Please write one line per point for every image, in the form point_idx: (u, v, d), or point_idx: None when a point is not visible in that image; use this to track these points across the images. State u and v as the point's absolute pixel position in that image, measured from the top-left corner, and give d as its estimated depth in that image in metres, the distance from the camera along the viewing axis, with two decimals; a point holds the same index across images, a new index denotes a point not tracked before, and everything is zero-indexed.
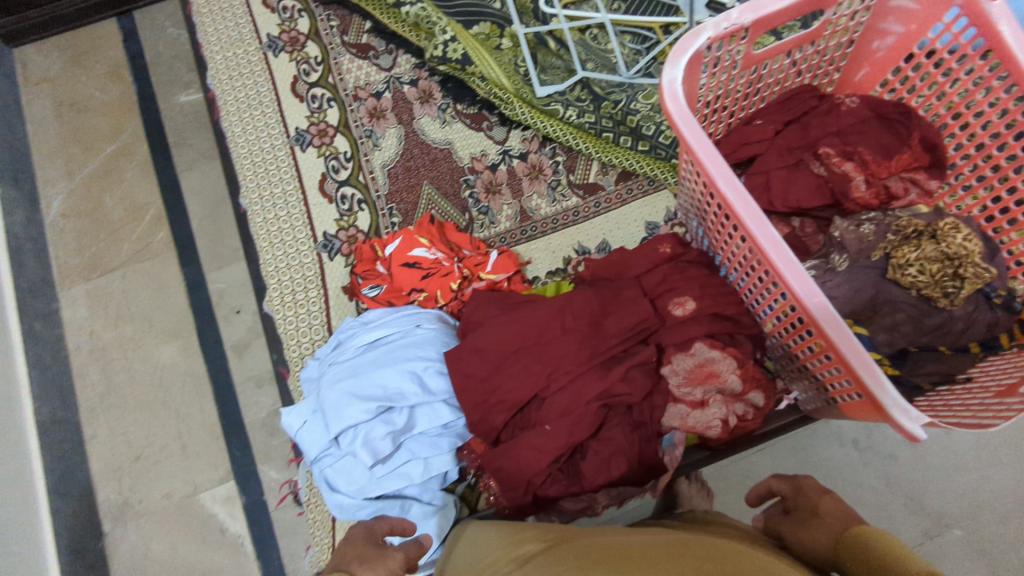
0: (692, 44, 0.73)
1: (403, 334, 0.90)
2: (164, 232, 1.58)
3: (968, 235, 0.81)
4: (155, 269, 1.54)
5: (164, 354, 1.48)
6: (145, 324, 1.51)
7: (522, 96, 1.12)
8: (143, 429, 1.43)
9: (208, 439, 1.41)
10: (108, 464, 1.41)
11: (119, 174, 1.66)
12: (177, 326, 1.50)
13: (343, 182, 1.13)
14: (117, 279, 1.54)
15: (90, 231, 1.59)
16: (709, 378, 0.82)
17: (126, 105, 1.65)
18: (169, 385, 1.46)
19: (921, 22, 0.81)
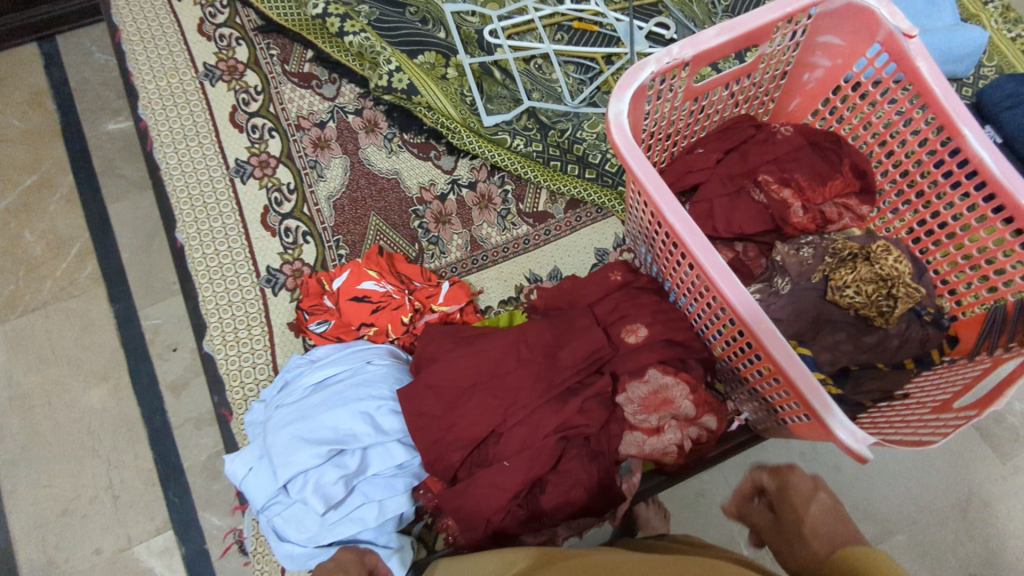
0: (636, 78, 0.75)
1: (353, 372, 0.87)
2: (92, 267, 1.53)
3: (898, 257, 0.86)
4: (82, 308, 1.49)
5: (93, 398, 1.43)
6: (72, 367, 1.45)
7: (469, 125, 1.12)
8: (71, 477, 1.36)
9: (144, 486, 1.36)
10: (33, 520, 1.34)
11: (41, 208, 1.57)
12: (107, 368, 1.45)
13: (287, 215, 1.10)
14: (41, 319, 1.48)
15: (11, 270, 1.52)
16: (664, 405, 0.83)
17: (50, 134, 1.62)
18: (98, 431, 1.40)
19: (847, 57, 0.85)
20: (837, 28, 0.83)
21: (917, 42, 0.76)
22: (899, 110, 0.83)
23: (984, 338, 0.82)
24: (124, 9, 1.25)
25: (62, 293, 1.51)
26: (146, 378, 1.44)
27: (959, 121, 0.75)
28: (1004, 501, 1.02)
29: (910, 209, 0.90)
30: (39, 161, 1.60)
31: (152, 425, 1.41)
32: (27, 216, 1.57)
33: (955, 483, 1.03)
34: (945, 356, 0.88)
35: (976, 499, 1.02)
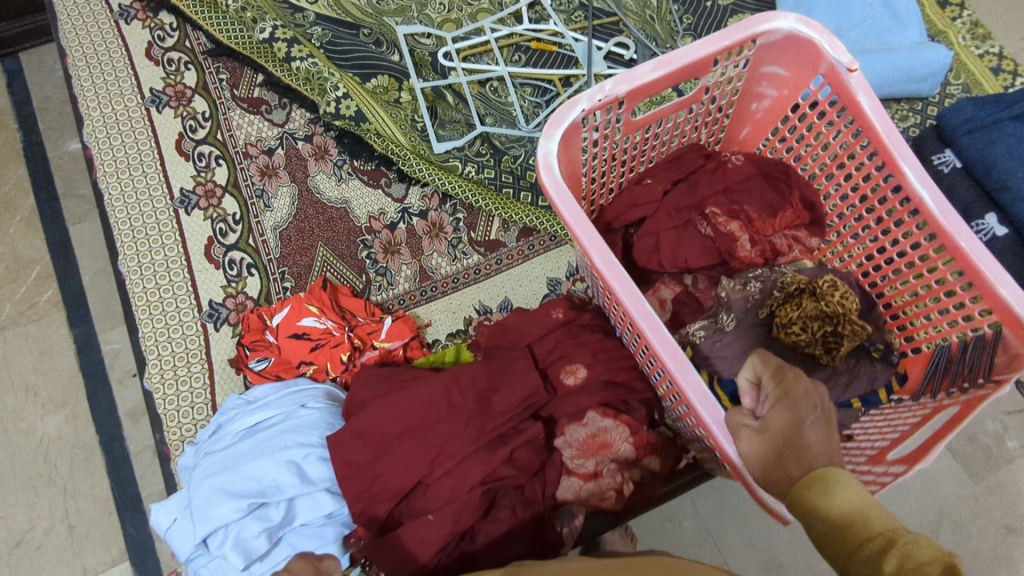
0: (567, 116, 0.72)
1: (286, 416, 0.84)
2: (52, 290, 1.50)
3: (845, 293, 0.84)
4: (42, 334, 1.46)
5: (50, 426, 1.40)
6: (30, 394, 1.42)
7: (419, 152, 1.10)
8: (27, 507, 1.33)
9: (101, 515, 1.33)
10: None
11: (1, 230, 1.54)
12: (65, 395, 1.42)
13: (231, 247, 1.07)
14: (1, 345, 1.45)
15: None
16: (602, 448, 0.81)
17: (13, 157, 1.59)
18: (55, 460, 1.37)
19: (792, 87, 0.82)
20: (781, 59, 0.79)
21: (859, 76, 0.73)
22: (845, 144, 0.80)
23: (929, 380, 0.80)
24: (72, 34, 1.22)
25: (24, 317, 1.48)
26: (105, 405, 1.41)
27: (900, 160, 0.72)
28: (972, 533, 0.99)
29: (860, 242, 0.87)
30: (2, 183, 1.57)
31: (110, 453, 1.38)
32: None
33: (920, 513, 1.00)
34: (893, 395, 0.85)
35: (944, 530, 0.99)
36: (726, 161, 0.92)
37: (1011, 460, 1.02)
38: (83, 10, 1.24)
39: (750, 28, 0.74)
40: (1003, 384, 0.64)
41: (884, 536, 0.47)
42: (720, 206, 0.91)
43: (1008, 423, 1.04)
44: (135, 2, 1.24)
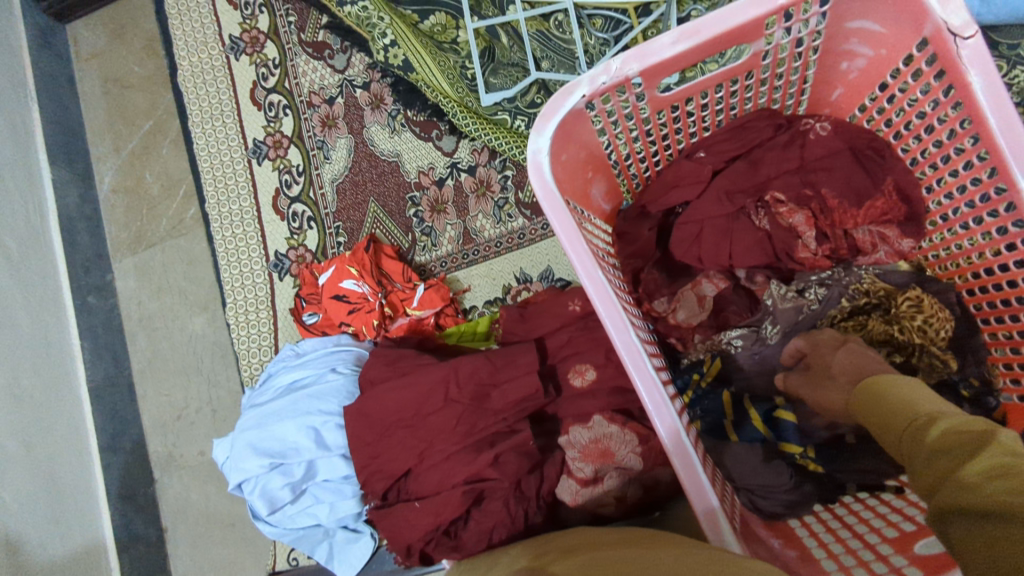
0: (563, 103, 0.62)
1: (317, 378, 0.91)
2: (196, 208, 1.63)
3: (931, 317, 0.69)
4: (188, 244, 1.61)
5: (197, 324, 1.60)
6: (181, 296, 1.62)
7: (467, 105, 1.03)
8: (182, 390, 1.59)
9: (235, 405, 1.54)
10: (156, 420, 1.60)
11: (157, 150, 1.66)
12: (207, 300, 1.60)
13: (295, 199, 1.12)
14: (158, 254, 1.64)
15: (135, 209, 1.67)
16: (605, 456, 0.76)
17: (159, 80, 1.66)
18: (201, 353, 1.59)
19: (892, 48, 0.62)
20: (873, 13, 0.59)
21: (978, 44, 0.52)
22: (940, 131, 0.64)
23: None
24: None
25: (172, 229, 1.64)
26: None
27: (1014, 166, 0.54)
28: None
29: (964, 253, 0.68)
30: (154, 107, 1.67)
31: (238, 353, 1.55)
32: (147, 158, 1.67)
33: None
34: None
35: None
36: (805, 136, 0.74)
37: None
38: None
39: None
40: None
41: (928, 416, 0.52)
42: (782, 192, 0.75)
43: None
44: None
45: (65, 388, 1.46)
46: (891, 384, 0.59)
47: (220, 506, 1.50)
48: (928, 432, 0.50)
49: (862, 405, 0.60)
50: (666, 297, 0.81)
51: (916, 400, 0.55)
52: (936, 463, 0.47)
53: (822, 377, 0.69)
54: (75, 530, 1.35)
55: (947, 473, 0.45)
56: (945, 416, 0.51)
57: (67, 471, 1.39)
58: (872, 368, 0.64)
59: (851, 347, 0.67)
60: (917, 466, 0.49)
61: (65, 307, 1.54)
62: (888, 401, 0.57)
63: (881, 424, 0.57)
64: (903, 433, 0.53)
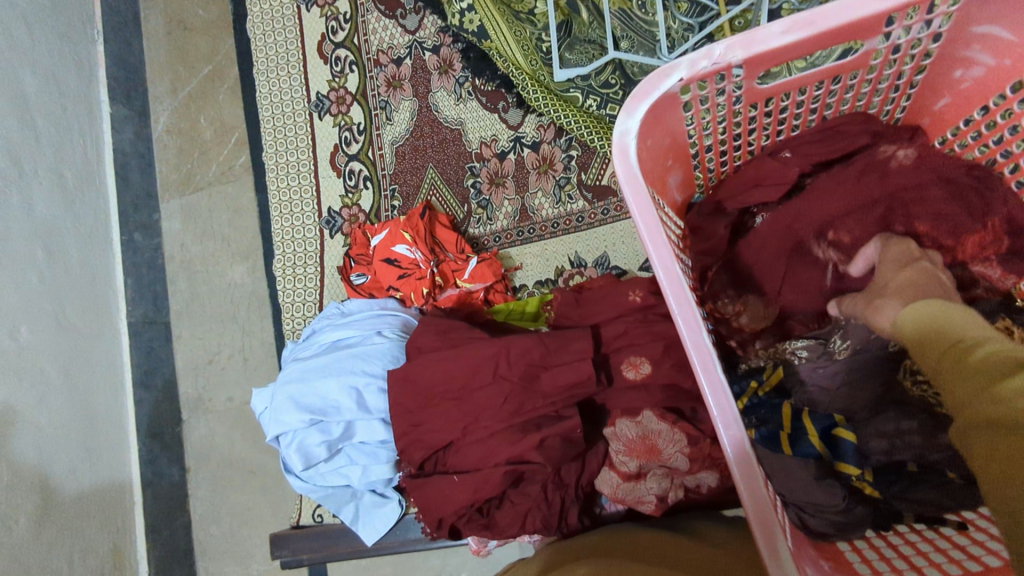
0: (659, 85, 0.58)
1: (362, 340, 0.90)
2: (247, 157, 1.59)
3: None
4: (233, 193, 1.58)
5: (237, 274, 1.57)
6: (223, 244, 1.57)
7: (538, 78, 1.00)
8: (217, 335, 1.57)
9: (266, 357, 1.52)
10: (189, 361, 1.57)
11: (213, 97, 1.62)
12: (248, 250, 1.56)
13: (353, 156, 1.11)
14: (205, 198, 1.60)
15: (186, 150, 1.63)
16: (651, 453, 0.75)
17: (221, 25, 1.62)
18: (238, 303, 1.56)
19: (1018, 58, 0.57)
20: (1005, 20, 0.55)
21: None
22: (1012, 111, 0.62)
23: None
24: None
25: (218, 177, 1.60)
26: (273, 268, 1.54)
27: None
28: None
29: None
30: (214, 52, 1.63)
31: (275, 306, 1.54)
32: (201, 104, 1.63)
33: None
34: None
35: None
36: (886, 143, 0.71)
37: None
38: None
39: None
40: None
41: (971, 332, 0.47)
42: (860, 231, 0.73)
43: None
44: None
45: (105, 321, 1.48)
46: (928, 301, 0.53)
47: (242, 454, 1.49)
48: (968, 349, 0.45)
49: (896, 320, 0.54)
50: (732, 297, 0.80)
51: (952, 312, 0.49)
52: (971, 379, 0.43)
53: (877, 295, 0.62)
54: (103, 461, 1.38)
55: (987, 388, 0.42)
56: (987, 337, 0.46)
57: (101, 402, 1.42)
58: (928, 284, 0.58)
59: (922, 268, 0.61)
60: (950, 380, 0.45)
61: (111, 242, 1.56)
62: (922, 315, 0.51)
63: (911, 336, 0.51)
64: (934, 351, 0.48)
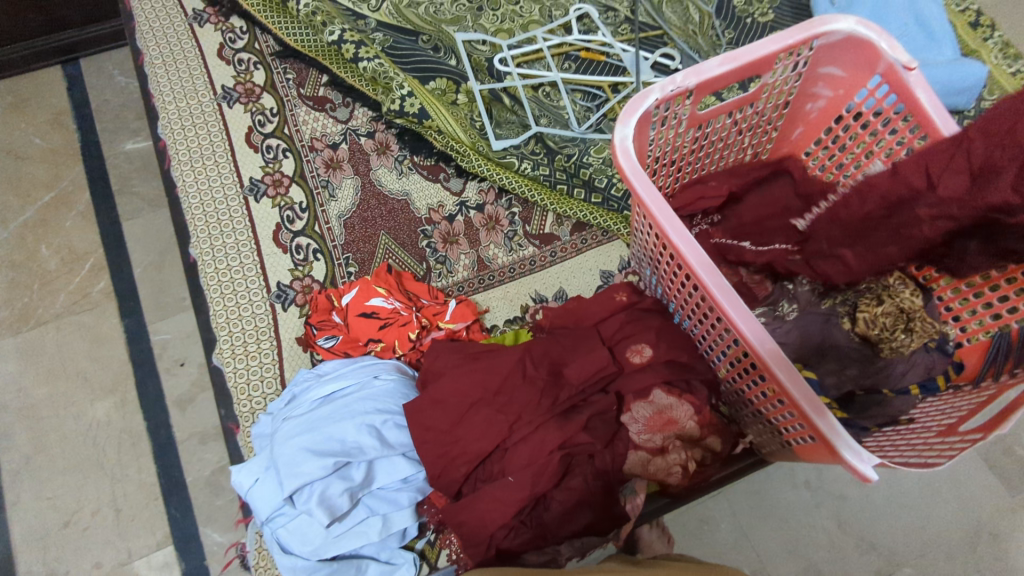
0: (642, 103, 0.77)
1: (361, 385, 0.88)
2: (105, 282, 1.43)
3: (913, 290, 0.84)
4: (92, 321, 1.39)
5: (99, 411, 1.31)
6: (80, 379, 1.34)
7: (478, 148, 1.15)
8: (74, 490, 1.25)
9: (146, 500, 1.25)
10: (34, 530, 1.23)
11: (58, 222, 1.47)
12: (114, 381, 1.34)
13: (298, 233, 1.12)
14: (52, 332, 1.38)
15: (21, 283, 1.42)
16: (668, 425, 0.81)
17: (69, 153, 1.53)
18: (103, 444, 1.29)
19: (848, 88, 0.88)
20: (840, 60, 0.85)
21: (917, 74, 0.78)
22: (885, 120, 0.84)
23: (989, 365, 0.80)
24: (148, 34, 1.30)
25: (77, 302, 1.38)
26: (152, 392, 1.33)
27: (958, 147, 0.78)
28: (1015, 540, 1.02)
29: None
30: (57, 178, 1.51)
31: (158, 438, 1.30)
32: (44, 232, 1.46)
33: (962, 516, 1.03)
34: (951, 384, 0.83)
35: (986, 539, 1.02)
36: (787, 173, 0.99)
37: None
38: (160, 15, 1.32)
39: (812, 28, 0.80)
40: None
41: None
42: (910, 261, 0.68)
43: None
44: (207, 7, 1.32)
45: None
46: None
47: None
48: None
49: None
50: None
51: None
52: None
53: None
54: None
55: None
56: None
57: None
58: None
59: None
60: None
61: None
62: None
63: None
64: None
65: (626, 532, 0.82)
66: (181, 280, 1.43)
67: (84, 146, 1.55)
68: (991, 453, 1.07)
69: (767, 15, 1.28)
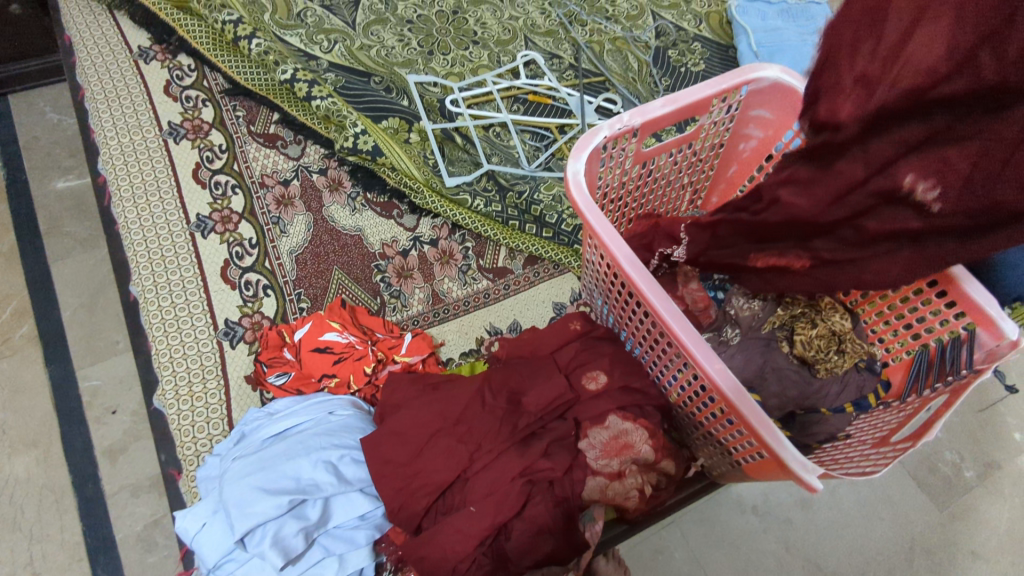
0: (592, 140, 0.82)
1: (316, 421, 0.86)
2: (29, 326, 1.34)
3: (843, 314, 0.90)
4: (13, 369, 1.30)
5: (17, 466, 1.21)
6: None
7: (432, 185, 1.17)
8: None
9: (68, 562, 1.14)
10: None
11: None
12: (36, 432, 1.24)
13: (248, 269, 1.10)
14: None
15: None
16: (625, 450, 0.82)
17: None
18: (20, 502, 1.19)
19: (776, 129, 0.96)
20: (768, 104, 0.93)
21: None
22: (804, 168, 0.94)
23: (913, 381, 0.85)
24: (89, 69, 1.27)
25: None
26: (80, 444, 1.24)
27: None
28: (946, 552, 1.07)
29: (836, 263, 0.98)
30: None
31: (83, 493, 1.20)
32: None
33: (898, 531, 1.09)
34: (881, 400, 0.89)
35: (921, 552, 1.07)
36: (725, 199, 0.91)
37: (970, 486, 1.12)
38: (103, 51, 1.30)
39: (743, 75, 0.87)
40: (982, 372, 0.72)
41: None
42: (933, 141, 0.50)
43: (963, 449, 1.15)
44: (154, 45, 1.31)
45: None
46: None
47: None
48: None
49: None
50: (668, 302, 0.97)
51: None
52: None
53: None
54: None
55: None
56: None
57: None
58: None
59: None
60: None
61: None
62: None
63: None
64: None
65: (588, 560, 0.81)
66: (115, 323, 1.36)
67: (12, 184, 1.48)
68: (919, 470, 1.13)
69: (699, 65, 1.38)
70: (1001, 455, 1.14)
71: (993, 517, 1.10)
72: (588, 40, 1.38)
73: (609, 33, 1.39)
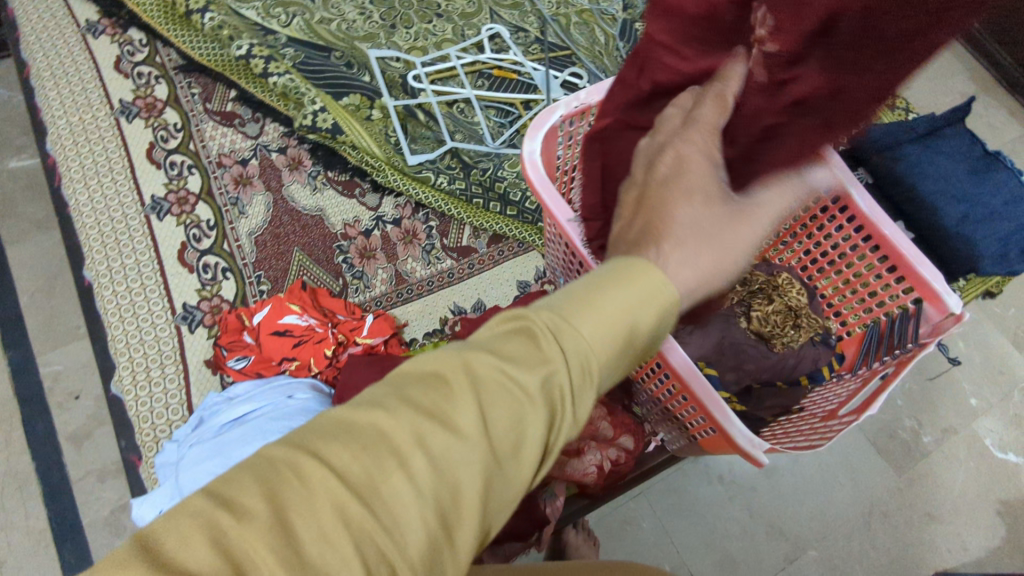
0: (547, 119, 0.81)
1: (274, 406, 0.85)
2: None
3: (800, 290, 0.93)
4: None
5: None
6: None
7: (393, 163, 1.15)
8: None
9: (34, 548, 1.14)
10: None
11: None
12: None
13: (206, 251, 1.08)
14: None
15: None
16: (583, 427, 0.85)
17: None
18: None
19: None
20: None
21: None
22: None
23: (865, 354, 0.88)
24: (36, 46, 1.23)
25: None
26: (40, 432, 1.22)
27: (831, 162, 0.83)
28: (902, 516, 1.11)
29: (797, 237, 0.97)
30: None
31: (48, 480, 1.19)
32: None
33: (856, 498, 1.12)
34: (835, 373, 0.92)
35: (878, 517, 1.11)
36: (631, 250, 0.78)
37: (927, 452, 1.15)
38: (50, 26, 1.24)
39: None
40: (926, 345, 0.73)
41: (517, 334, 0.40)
42: None
43: (922, 416, 1.18)
44: (103, 19, 1.25)
45: None
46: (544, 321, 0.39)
47: None
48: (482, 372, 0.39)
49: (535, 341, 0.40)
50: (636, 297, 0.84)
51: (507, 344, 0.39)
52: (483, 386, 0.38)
53: None
54: None
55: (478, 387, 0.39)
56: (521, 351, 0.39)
57: None
58: None
59: None
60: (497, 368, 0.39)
61: None
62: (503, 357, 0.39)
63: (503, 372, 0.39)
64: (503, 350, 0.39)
65: (547, 534, 0.83)
66: (75, 307, 1.33)
67: None
68: (879, 438, 1.16)
69: None
70: (957, 421, 1.18)
71: (948, 481, 1.14)
72: (554, 12, 1.35)
73: (576, 5, 1.37)
